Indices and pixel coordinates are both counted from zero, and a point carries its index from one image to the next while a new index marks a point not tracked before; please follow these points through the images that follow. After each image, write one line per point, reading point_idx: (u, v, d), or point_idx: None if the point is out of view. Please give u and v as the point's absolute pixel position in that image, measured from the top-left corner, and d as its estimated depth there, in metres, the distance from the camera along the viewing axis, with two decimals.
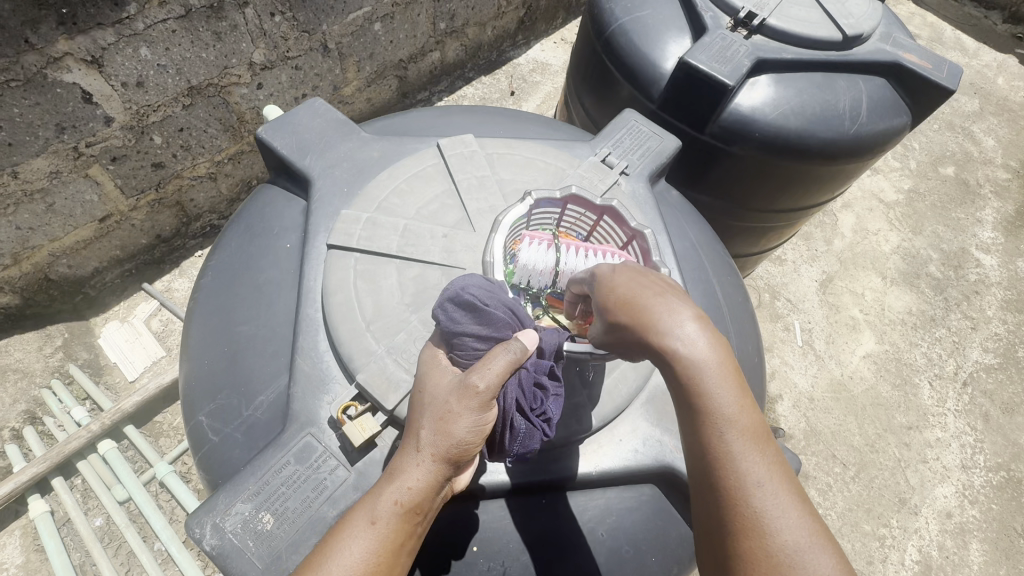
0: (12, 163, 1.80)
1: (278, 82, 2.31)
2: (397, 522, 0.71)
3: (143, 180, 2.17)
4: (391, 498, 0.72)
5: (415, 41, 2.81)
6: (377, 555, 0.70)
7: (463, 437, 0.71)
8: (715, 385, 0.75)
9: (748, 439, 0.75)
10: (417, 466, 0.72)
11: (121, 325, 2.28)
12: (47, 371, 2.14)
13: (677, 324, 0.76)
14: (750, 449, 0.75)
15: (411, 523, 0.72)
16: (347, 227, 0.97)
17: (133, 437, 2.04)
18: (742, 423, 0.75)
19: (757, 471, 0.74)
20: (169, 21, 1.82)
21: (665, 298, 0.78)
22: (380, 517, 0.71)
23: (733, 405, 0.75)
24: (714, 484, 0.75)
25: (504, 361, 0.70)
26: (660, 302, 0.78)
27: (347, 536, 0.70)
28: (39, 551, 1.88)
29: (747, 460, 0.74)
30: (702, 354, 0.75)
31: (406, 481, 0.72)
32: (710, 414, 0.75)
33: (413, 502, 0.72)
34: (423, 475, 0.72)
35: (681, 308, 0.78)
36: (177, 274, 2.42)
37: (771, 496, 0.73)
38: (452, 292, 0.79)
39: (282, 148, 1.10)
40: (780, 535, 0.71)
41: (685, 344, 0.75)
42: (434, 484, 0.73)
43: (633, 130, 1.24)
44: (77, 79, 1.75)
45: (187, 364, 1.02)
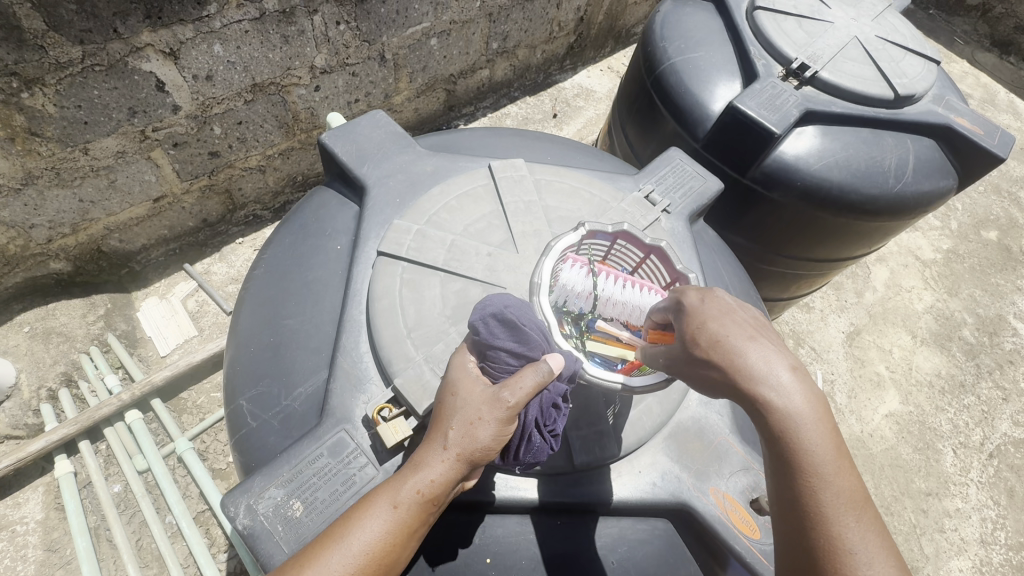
0: (85, 140, 1.91)
1: (335, 86, 2.41)
2: (416, 509, 0.75)
3: (198, 167, 2.27)
4: (413, 484, 0.76)
5: (467, 58, 2.90)
6: (393, 536, 0.74)
7: (489, 444, 0.76)
8: (815, 441, 0.75)
9: (844, 502, 0.74)
10: (442, 459, 0.76)
11: (159, 302, 2.39)
12: (88, 337, 2.24)
13: (770, 367, 0.76)
14: (846, 511, 0.74)
15: (426, 512, 0.76)
16: (398, 237, 1.02)
17: (159, 410, 2.12)
18: (834, 476, 0.75)
19: (855, 535, 0.73)
20: (244, 22, 1.93)
21: (761, 348, 0.78)
22: (401, 500, 0.75)
23: (832, 467, 0.75)
24: (809, 546, 0.74)
25: (533, 380, 0.76)
26: (749, 347, 0.78)
27: (369, 514, 0.75)
28: (59, 509, 1.96)
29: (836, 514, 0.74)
30: (802, 409, 0.75)
31: (428, 473, 0.76)
32: (807, 471, 0.75)
33: (432, 494, 0.75)
34: (445, 470, 0.76)
35: (774, 356, 0.78)
36: (217, 258, 2.53)
37: (861, 550, 0.72)
38: (487, 308, 0.82)
39: (342, 154, 1.16)
40: None
41: (783, 396, 0.75)
42: (455, 480, 0.76)
43: (677, 168, 1.27)
44: (154, 68, 1.86)
45: (233, 348, 1.07)
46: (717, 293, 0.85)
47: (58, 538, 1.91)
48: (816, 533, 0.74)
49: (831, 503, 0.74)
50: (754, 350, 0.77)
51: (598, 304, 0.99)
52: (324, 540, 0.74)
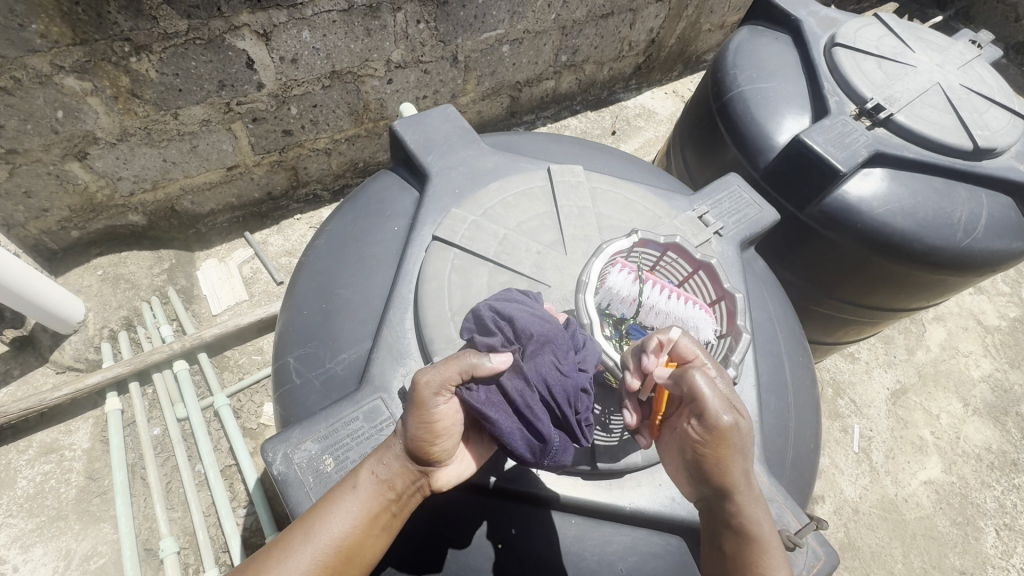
0: (176, 106, 2.05)
1: (406, 81, 2.52)
2: (370, 492, 0.82)
3: (271, 143, 2.42)
4: (375, 477, 0.83)
5: (535, 67, 2.96)
6: (351, 517, 0.81)
7: (412, 427, 0.82)
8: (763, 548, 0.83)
9: None
10: (393, 449, 0.84)
11: (218, 264, 2.54)
12: (150, 287, 2.39)
13: (746, 476, 0.85)
14: None
15: (381, 496, 0.83)
16: (454, 225, 1.06)
17: (204, 364, 2.25)
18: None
19: None
20: (333, 12, 2.06)
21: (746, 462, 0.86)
22: (362, 489, 0.83)
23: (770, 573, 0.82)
24: None
25: (444, 364, 0.82)
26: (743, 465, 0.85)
27: (332, 498, 0.83)
28: (103, 442, 2.10)
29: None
30: (755, 518, 0.84)
31: (379, 460, 0.84)
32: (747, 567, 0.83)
33: (382, 476, 0.83)
34: (401, 460, 0.83)
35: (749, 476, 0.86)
36: (275, 231, 2.68)
37: None
38: (494, 299, 0.94)
39: (410, 142, 1.22)
40: None
41: (745, 503, 0.85)
42: (401, 465, 0.83)
43: (734, 194, 1.26)
44: (247, 46, 1.99)
45: (287, 309, 1.14)
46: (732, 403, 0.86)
47: (99, 468, 2.05)
48: None
49: None
50: (731, 457, 0.85)
51: (640, 308, 0.99)
52: (295, 525, 0.83)
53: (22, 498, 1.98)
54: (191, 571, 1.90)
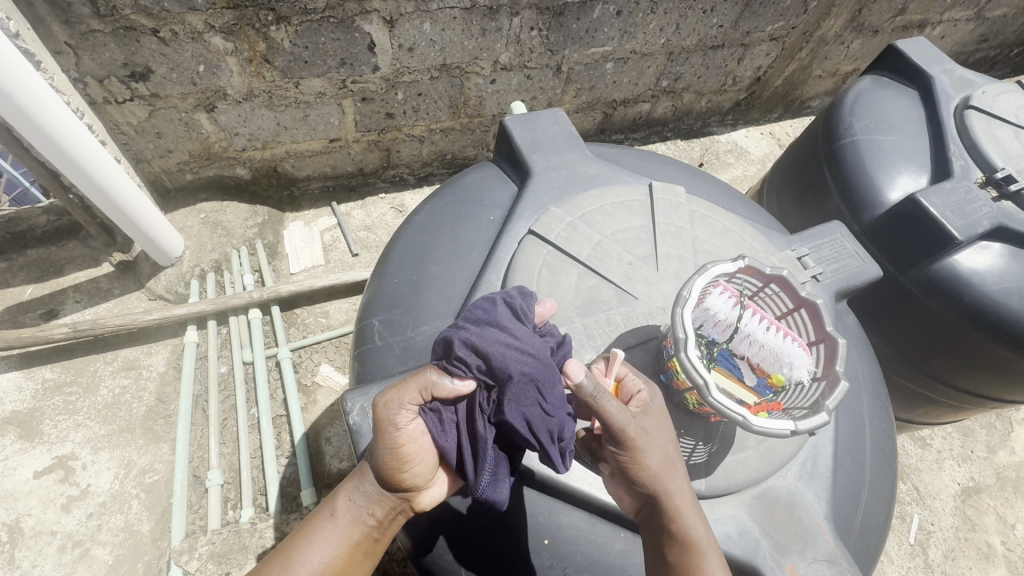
0: (299, 77, 2.20)
1: (508, 83, 2.59)
2: (351, 522, 1.00)
3: (373, 123, 2.55)
4: (352, 505, 1.01)
5: (634, 88, 2.97)
6: (336, 544, 0.99)
7: (379, 461, 0.95)
8: (684, 510, 0.90)
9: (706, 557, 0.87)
10: (366, 482, 1.00)
11: (303, 227, 2.70)
12: (242, 238, 2.56)
13: (660, 451, 0.89)
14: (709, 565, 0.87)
15: (360, 526, 1.00)
16: (550, 223, 1.08)
17: (275, 317, 2.39)
18: (694, 527, 0.89)
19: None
20: (456, 9, 2.16)
21: (661, 439, 0.90)
22: (341, 516, 1.01)
23: (697, 529, 0.89)
24: None
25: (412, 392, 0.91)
26: (659, 444, 0.89)
27: (317, 529, 1.00)
28: (176, 370, 2.27)
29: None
30: (672, 483, 0.90)
31: (355, 492, 1.01)
32: (677, 531, 0.89)
33: (360, 508, 1.00)
34: (373, 489, 1.00)
35: (667, 446, 0.91)
36: (359, 206, 2.82)
37: None
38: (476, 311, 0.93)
39: (518, 137, 1.26)
40: None
41: (663, 475, 0.90)
42: (375, 495, 1.00)
43: (836, 241, 1.21)
44: (372, 30, 2.12)
45: (377, 276, 1.20)
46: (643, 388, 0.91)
47: (168, 393, 2.21)
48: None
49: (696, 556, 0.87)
50: (644, 440, 0.88)
51: (734, 334, 0.96)
52: (283, 553, 0.99)
53: (100, 404, 2.17)
54: (230, 505, 2.02)
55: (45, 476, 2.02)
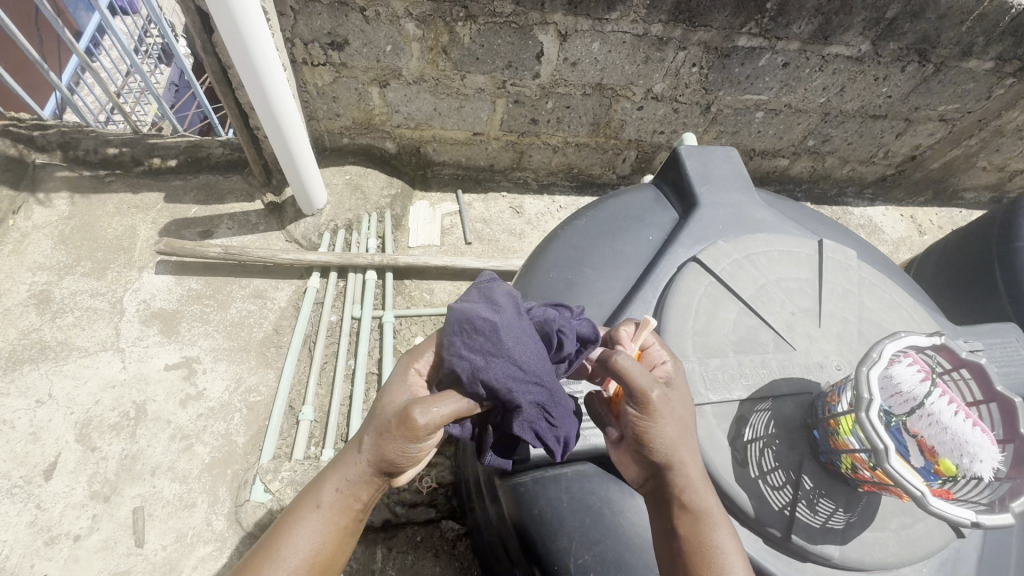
0: (466, 72, 2.34)
1: (653, 112, 2.64)
2: (337, 509, 0.94)
3: (517, 126, 2.66)
4: (339, 492, 0.94)
5: (777, 142, 2.89)
6: (324, 535, 0.93)
7: (389, 453, 0.90)
8: (693, 478, 0.88)
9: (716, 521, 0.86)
10: (357, 467, 0.93)
11: (428, 207, 2.88)
12: (374, 205, 2.74)
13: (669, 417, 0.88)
14: (720, 530, 0.85)
15: (353, 510, 0.95)
16: (717, 255, 1.11)
17: (387, 282, 2.57)
18: (704, 497, 0.88)
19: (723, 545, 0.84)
20: (628, 34, 2.22)
21: (671, 405, 0.88)
22: (328, 506, 0.94)
23: (706, 500, 0.88)
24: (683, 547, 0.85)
25: (445, 409, 0.90)
26: (670, 415, 0.88)
27: (302, 524, 0.92)
28: (295, 308, 2.49)
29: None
30: (680, 450, 0.88)
31: (344, 477, 0.95)
32: (686, 497, 0.87)
33: (350, 492, 0.94)
34: (365, 475, 0.93)
35: (677, 415, 0.89)
36: (481, 198, 2.96)
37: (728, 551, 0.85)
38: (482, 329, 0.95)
39: (690, 167, 1.29)
40: None
41: (673, 440, 0.88)
42: (367, 480, 0.94)
43: (1006, 346, 1.17)
44: (545, 41, 2.21)
45: (527, 268, 1.27)
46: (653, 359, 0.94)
47: (285, 326, 2.44)
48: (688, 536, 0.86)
49: (705, 520, 0.86)
50: (657, 405, 0.86)
51: (918, 411, 0.89)
52: (263, 559, 0.89)
53: (229, 321, 2.43)
54: (313, 442, 2.17)
55: (173, 370, 2.29)
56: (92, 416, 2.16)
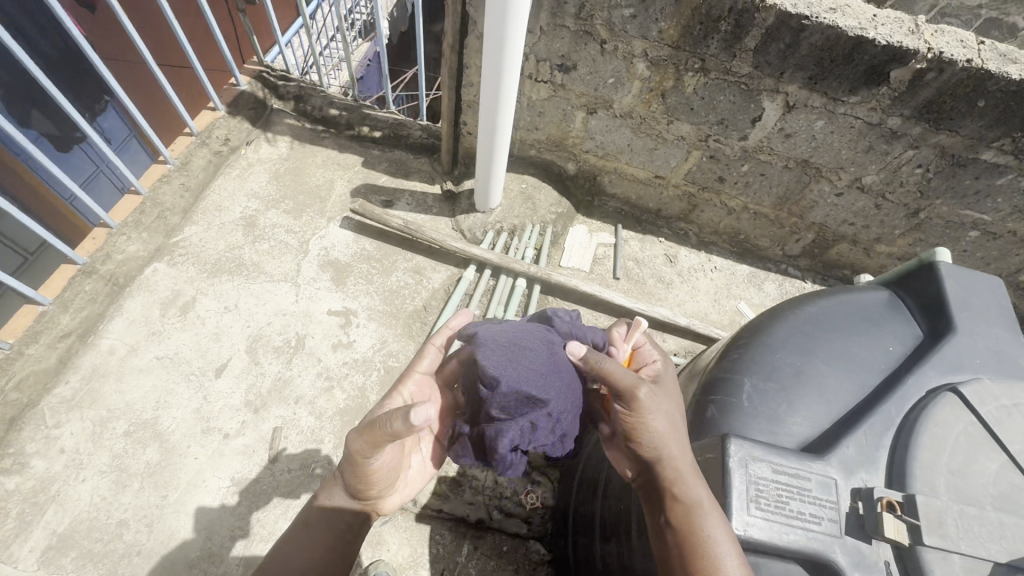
0: (675, 118, 2.36)
1: (850, 201, 2.50)
2: (324, 531, 1.38)
3: (701, 179, 2.65)
4: (322, 518, 1.39)
5: (982, 266, 2.61)
6: (317, 551, 1.35)
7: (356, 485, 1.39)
8: (679, 462, 1.16)
9: (704, 510, 1.06)
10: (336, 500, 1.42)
11: (587, 232, 2.93)
12: (540, 217, 2.82)
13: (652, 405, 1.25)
14: (707, 516, 1.05)
15: (336, 534, 1.39)
16: (978, 396, 1.17)
17: (533, 294, 2.65)
18: (691, 484, 1.11)
19: (709, 523, 1.04)
20: (859, 120, 2.11)
21: (654, 398, 1.27)
22: (314, 530, 1.38)
23: (695, 488, 1.11)
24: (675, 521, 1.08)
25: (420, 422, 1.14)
26: (652, 404, 1.25)
27: (294, 544, 1.36)
28: (445, 292, 2.65)
29: (725, 560, 1.00)
30: (662, 436, 1.20)
31: (328, 506, 1.41)
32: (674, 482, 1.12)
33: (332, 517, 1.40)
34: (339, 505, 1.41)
35: (659, 406, 1.26)
36: (638, 238, 2.96)
37: (712, 532, 1.03)
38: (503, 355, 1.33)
39: (950, 293, 1.33)
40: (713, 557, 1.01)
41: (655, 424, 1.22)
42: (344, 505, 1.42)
43: None
44: (768, 107, 2.17)
45: (754, 341, 1.34)
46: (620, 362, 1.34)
47: (433, 306, 2.61)
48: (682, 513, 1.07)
49: (693, 503, 1.07)
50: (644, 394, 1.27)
51: None
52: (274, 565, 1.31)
53: (387, 286, 2.64)
54: None
55: (333, 315, 2.52)
56: (263, 334, 2.44)
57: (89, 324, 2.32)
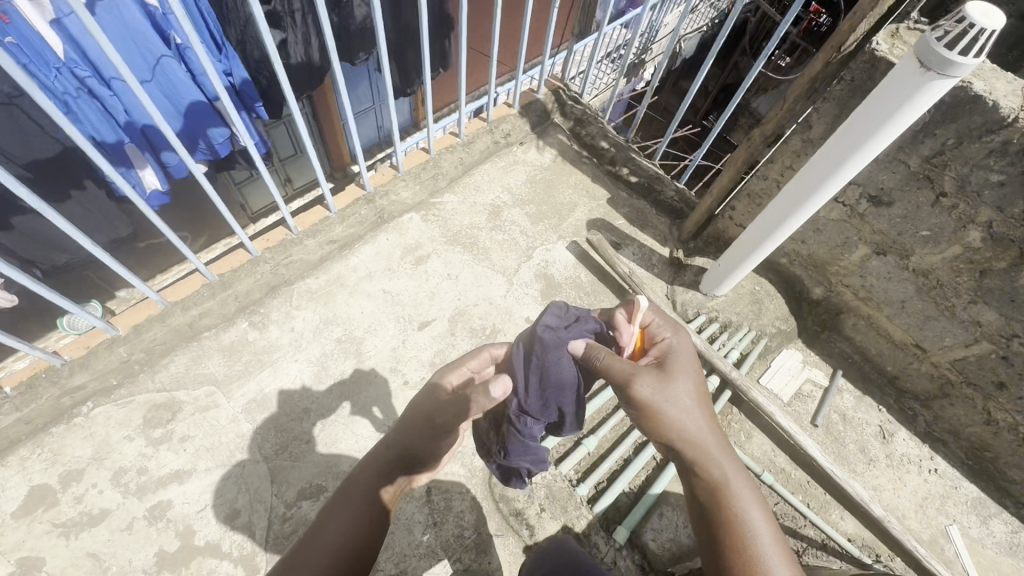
0: (982, 301, 2.05)
1: None
2: (375, 487, 1.51)
3: (973, 373, 2.27)
4: (369, 478, 1.52)
5: None
6: (363, 511, 1.46)
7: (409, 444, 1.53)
8: (709, 456, 1.52)
9: (739, 497, 1.45)
10: (387, 459, 1.54)
11: (800, 362, 2.68)
12: (759, 326, 2.65)
13: (675, 404, 1.56)
14: (744, 506, 1.44)
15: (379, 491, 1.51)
16: None
17: (721, 398, 2.50)
18: (723, 476, 1.49)
19: (749, 516, 1.42)
20: None
21: (672, 392, 1.57)
22: (364, 488, 1.50)
23: (723, 476, 1.49)
24: (716, 505, 1.45)
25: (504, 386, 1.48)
26: (671, 399, 1.56)
27: (348, 499, 1.48)
28: None
29: (759, 536, 1.38)
30: (682, 425, 1.55)
31: (378, 464, 1.54)
32: (706, 476, 1.50)
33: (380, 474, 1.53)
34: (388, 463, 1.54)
35: (677, 398, 1.57)
36: (856, 394, 2.63)
37: (753, 520, 1.41)
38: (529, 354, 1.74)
39: None
40: (755, 536, 1.38)
41: (676, 419, 1.55)
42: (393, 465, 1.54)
43: None
44: None
45: None
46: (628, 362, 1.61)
47: None
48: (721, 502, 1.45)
49: (725, 487, 1.47)
50: (666, 393, 1.56)
51: None
52: (328, 522, 1.42)
53: None
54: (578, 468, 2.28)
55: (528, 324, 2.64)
56: (467, 312, 2.64)
57: (350, 240, 2.72)
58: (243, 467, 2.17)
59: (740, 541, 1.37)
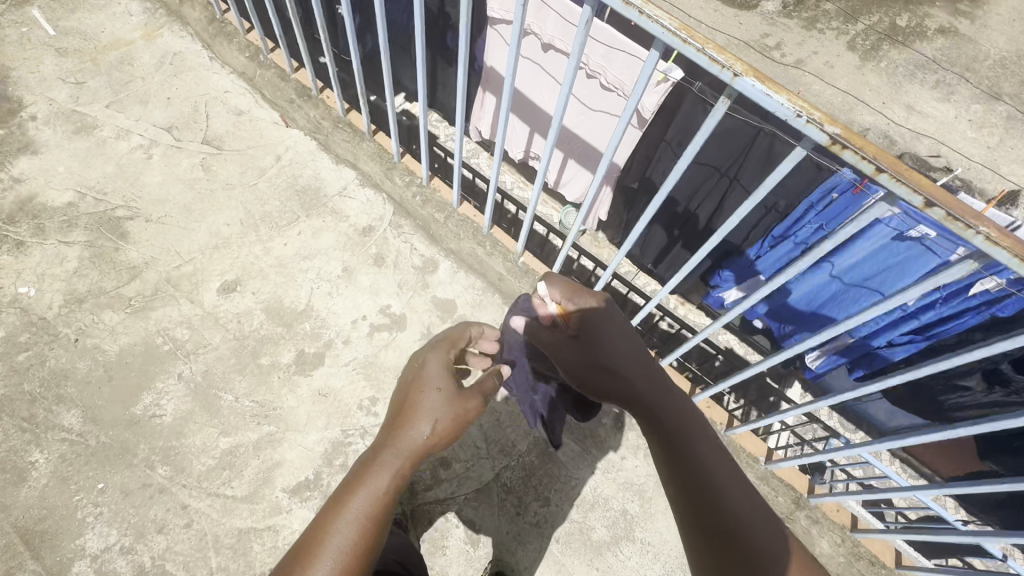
0: None
1: None
2: (388, 488, 1.28)
3: None
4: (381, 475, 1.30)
5: None
6: (368, 517, 1.20)
7: (432, 427, 1.45)
8: (665, 398, 1.38)
9: (700, 446, 1.25)
10: (400, 459, 1.35)
11: None
12: None
13: (627, 362, 1.51)
14: (710, 459, 1.22)
15: (395, 490, 1.29)
16: None
17: None
18: (686, 428, 1.29)
19: (723, 480, 1.18)
20: None
21: (620, 337, 1.59)
22: (366, 495, 1.24)
23: (687, 431, 1.28)
24: (683, 471, 1.21)
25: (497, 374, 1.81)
26: (629, 353, 1.53)
27: (350, 508, 1.21)
28: None
29: (742, 509, 1.12)
30: (632, 371, 1.46)
31: (390, 466, 1.33)
32: (669, 427, 1.30)
33: (400, 474, 1.33)
34: (401, 459, 1.35)
35: (635, 353, 1.53)
36: None
37: (727, 484, 1.17)
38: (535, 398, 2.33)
39: None
40: (736, 507, 1.13)
41: (627, 368, 1.48)
42: (409, 463, 1.36)
43: None
44: None
45: None
46: (598, 329, 1.62)
47: None
48: (686, 461, 1.22)
49: (690, 439, 1.26)
50: (618, 347, 1.56)
51: None
52: (318, 538, 1.14)
53: None
54: None
55: None
56: None
57: None
58: (486, 456, 2.34)
59: (728, 522, 1.11)
